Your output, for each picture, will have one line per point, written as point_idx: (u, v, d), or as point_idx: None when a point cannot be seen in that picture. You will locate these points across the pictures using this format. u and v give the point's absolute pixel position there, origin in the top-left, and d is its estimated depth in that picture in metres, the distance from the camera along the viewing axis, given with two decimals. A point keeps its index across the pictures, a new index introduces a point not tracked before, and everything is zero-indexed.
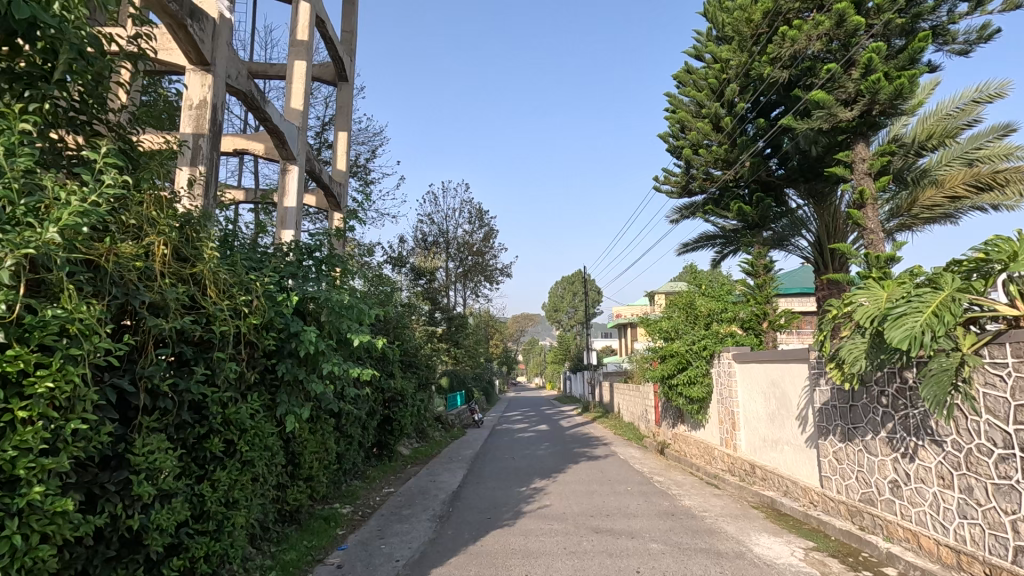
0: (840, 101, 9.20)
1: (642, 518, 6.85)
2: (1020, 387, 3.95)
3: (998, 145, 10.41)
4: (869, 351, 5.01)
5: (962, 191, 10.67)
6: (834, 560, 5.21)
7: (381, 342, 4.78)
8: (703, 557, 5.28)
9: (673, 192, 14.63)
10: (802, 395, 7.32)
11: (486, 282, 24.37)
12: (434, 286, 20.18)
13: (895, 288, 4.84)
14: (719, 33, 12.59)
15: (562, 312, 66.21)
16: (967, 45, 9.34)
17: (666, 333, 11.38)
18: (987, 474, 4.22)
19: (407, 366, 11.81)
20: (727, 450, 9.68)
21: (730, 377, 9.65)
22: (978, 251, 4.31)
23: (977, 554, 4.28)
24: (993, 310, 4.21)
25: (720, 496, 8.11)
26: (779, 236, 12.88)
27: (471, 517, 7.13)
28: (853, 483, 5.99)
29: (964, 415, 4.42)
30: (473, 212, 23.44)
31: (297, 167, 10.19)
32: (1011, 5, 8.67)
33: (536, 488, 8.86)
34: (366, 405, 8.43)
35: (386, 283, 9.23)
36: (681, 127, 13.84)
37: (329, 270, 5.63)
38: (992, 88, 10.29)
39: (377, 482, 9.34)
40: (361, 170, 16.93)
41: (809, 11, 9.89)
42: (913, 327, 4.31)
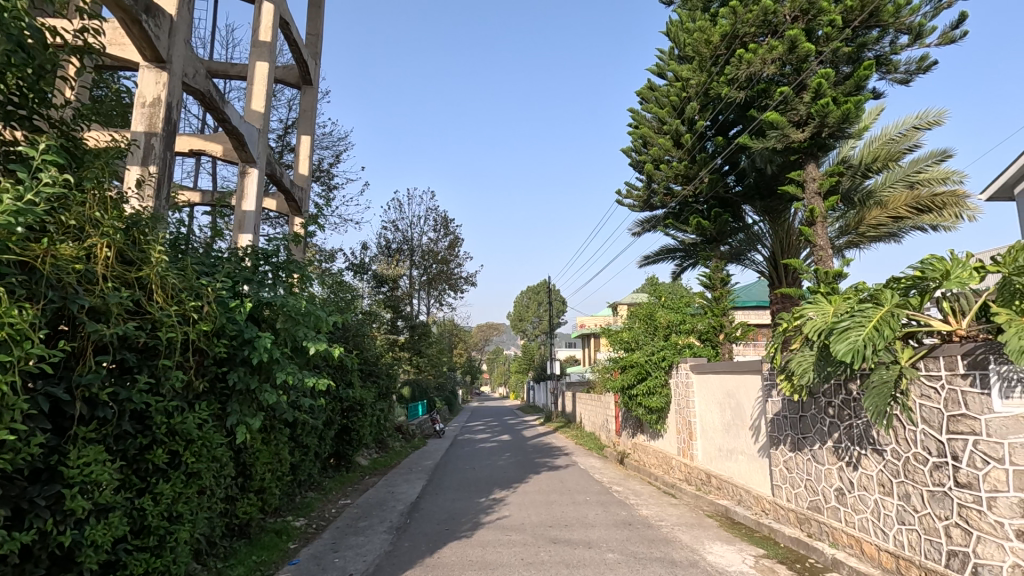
0: (792, 123, 9.59)
1: (600, 528, 6.90)
2: (953, 399, 4.16)
3: (936, 170, 11.24)
4: (816, 363, 5.21)
5: (905, 211, 11.33)
6: (782, 567, 5.36)
7: (338, 351, 4.71)
8: (658, 567, 5.36)
9: (636, 205, 14.94)
10: (755, 406, 7.56)
11: (450, 290, 24.27)
12: (397, 294, 20.02)
13: (841, 303, 5.05)
14: (681, 52, 12.97)
15: (527, 321, 66.58)
16: (908, 75, 9.89)
17: (627, 344, 11.59)
18: (922, 481, 4.42)
19: (368, 374, 11.60)
20: (684, 459, 9.87)
21: (688, 387, 9.86)
22: (915, 269, 4.54)
23: (914, 559, 4.48)
24: (928, 325, 4.48)
25: (676, 506, 8.24)
26: (736, 250, 13.62)
27: (428, 528, 7.04)
28: (802, 491, 6.18)
29: (903, 425, 4.64)
30: (439, 220, 23.41)
31: (257, 169, 9.91)
32: (948, 39, 9.22)
33: (497, 499, 8.83)
34: (323, 414, 8.27)
35: (347, 290, 9.08)
36: (644, 142, 14.19)
37: (287, 276, 5.51)
38: (931, 116, 10.97)
39: (335, 494, 9.13)
40: (325, 175, 16.66)
41: (764, 36, 10.28)
42: (856, 340, 4.50)
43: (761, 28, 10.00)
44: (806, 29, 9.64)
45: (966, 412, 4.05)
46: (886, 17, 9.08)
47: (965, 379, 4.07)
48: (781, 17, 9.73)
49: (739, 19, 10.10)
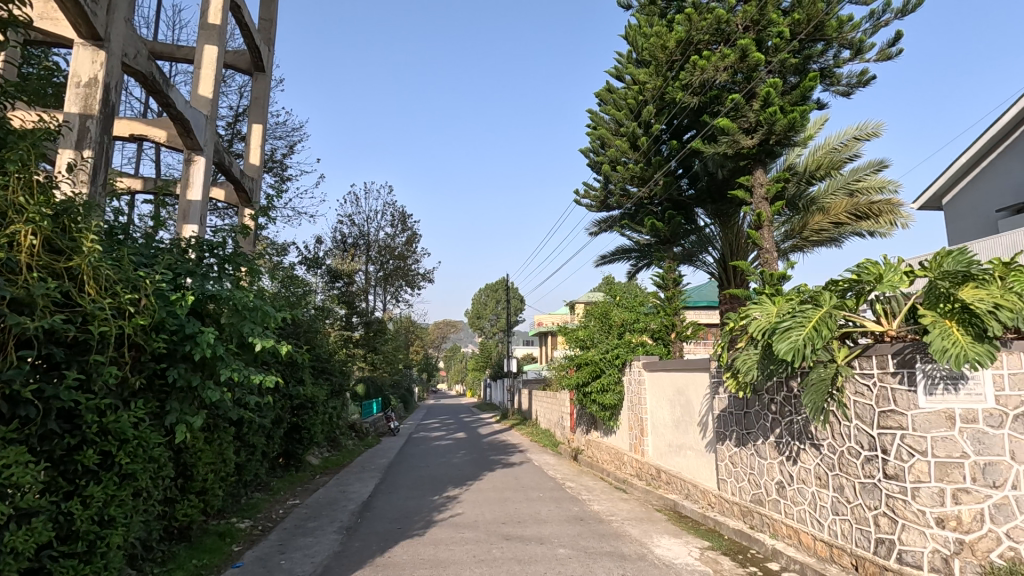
0: (742, 129, 9.93)
1: (552, 523, 6.97)
2: (884, 396, 4.40)
3: (873, 179, 11.97)
4: (760, 361, 5.43)
5: (845, 218, 12.03)
6: (726, 558, 5.56)
7: (286, 347, 4.56)
8: (608, 561, 5.46)
9: (593, 205, 15.14)
10: (703, 403, 7.80)
11: (407, 287, 23.98)
12: (352, 289, 19.63)
13: (783, 303, 5.27)
14: (638, 56, 13.21)
15: (484, 319, 66.46)
16: (849, 87, 10.39)
17: (582, 342, 11.76)
18: (854, 474, 4.67)
19: (320, 371, 11.30)
20: (635, 455, 10.08)
21: (640, 385, 10.07)
22: (852, 272, 4.77)
23: (846, 547, 4.73)
24: (863, 326, 4.73)
25: (627, 501, 8.43)
26: (688, 252, 13.97)
27: (380, 527, 6.93)
28: (745, 485, 6.42)
29: (838, 420, 4.85)
30: (397, 215, 23.10)
31: (204, 157, 9.47)
32: (885, 55, 9.75)
33: (450, 497, 8.79)
34: (271, 412, 8.01)
35: (299, 285, 8.83)
36: (602, 143, 14.47)
37: (234, 269, 5.30)
38: (870, 127, 11.57)
39: (283, 494, 8.87)
40: (277, 166, 16.13)
41: (717, 44, 10.58)
42: (797, 340, 4.70)
43: (714, 36, 10.32)
44: (757, 39, 10.01)
45: (895, 408, 4.31)
46: (829, 31, 9.51)
47: (894, 377, 4.33)
48: (734, 27, 10.06)
49: (694, 26, 10.37)
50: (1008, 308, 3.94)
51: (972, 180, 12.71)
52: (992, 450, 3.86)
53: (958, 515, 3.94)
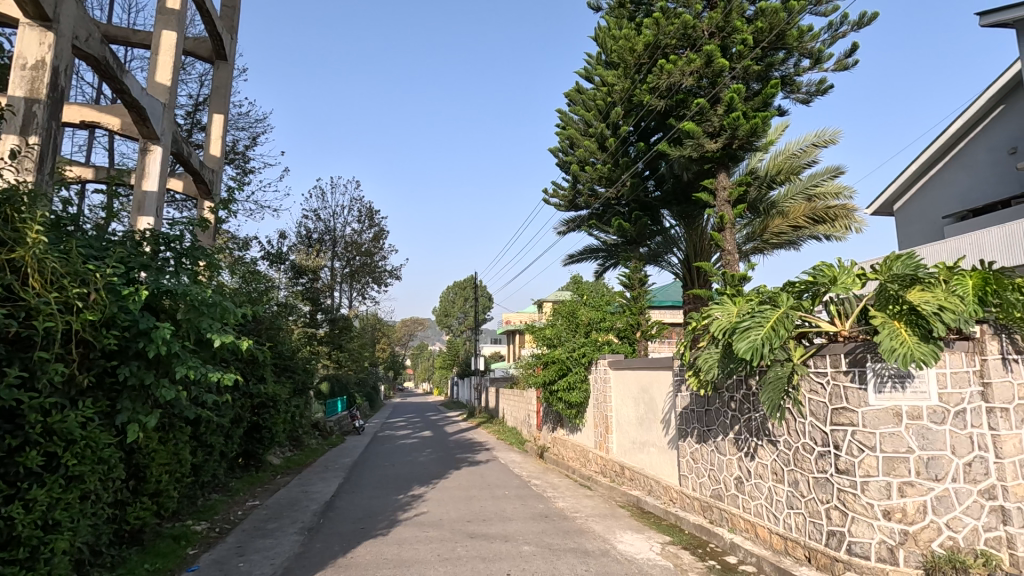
0: (707, 133, 10.16)
1: (517, 521, 7.00)
2: (837, 394, 4.56)
3: (830, 184, 12.42)
4: (721, 360, 5.58)
5: (804, 221, 12.45)
6: (686, 552, 5.69)
7: (247, 344, 4.43)
8: (571, 557, 5.51)
9: (561, 205, 15.24)
10: (666, 400, 7.95)
11: (374, 284, 23.67)
12: (316, 285, 19.25)
13: (744, 303, 5.41)
14: (607, 58, 13.35)
15: (452, 317, 66.13)
16: (808, 95, 10.74)
17: (550, 341, 11.84)
18: (808, 469, 4.82)
19: (282, 369, 11.04)
20: (600, 452, 10.22)
21: (606, 383, 10.20)
22: (808, 275, 4.94)
23: (799, 539, 4.90)
24: (818, 326, 4.90)
25: (591, 497, 8.55)
26: (654, 252, 14.15)
27: (343, 528, 6.83)
28: (705, 480, 6.57)
29: (794, 417, 5.01)
30: (364, 211, 22.77)
31: (161, 146, 9.11)
32: (842, 65, 10.11)
33: (415, 496, 8.72)
34: (230, 411, 7.79)
35: (261, 280, 8.61)
36: (570, 144, 14.65)
37: (192, 264, 5.12)
38: (827, 135, 12.00)
39: (242, 495, 8.63)
40: (239, 158, 15.67)
41: (683, 48, 10.77)
42: (755, 339, 4.84)
43: (681, 41, 10.50)
44: (722, 45, 10.25)
45: (847, 405, 4.47)
46: (790, 40, 9.78)
47: (846, 375, 4.49)
48: (700, 32, 10.28)
49: (662, 30, 10.54)
50: (951, 310, 4.11)
51: (921, 186, 13.32)
52: (934, 445, 4.17)
53: (904, 507, 4.18)
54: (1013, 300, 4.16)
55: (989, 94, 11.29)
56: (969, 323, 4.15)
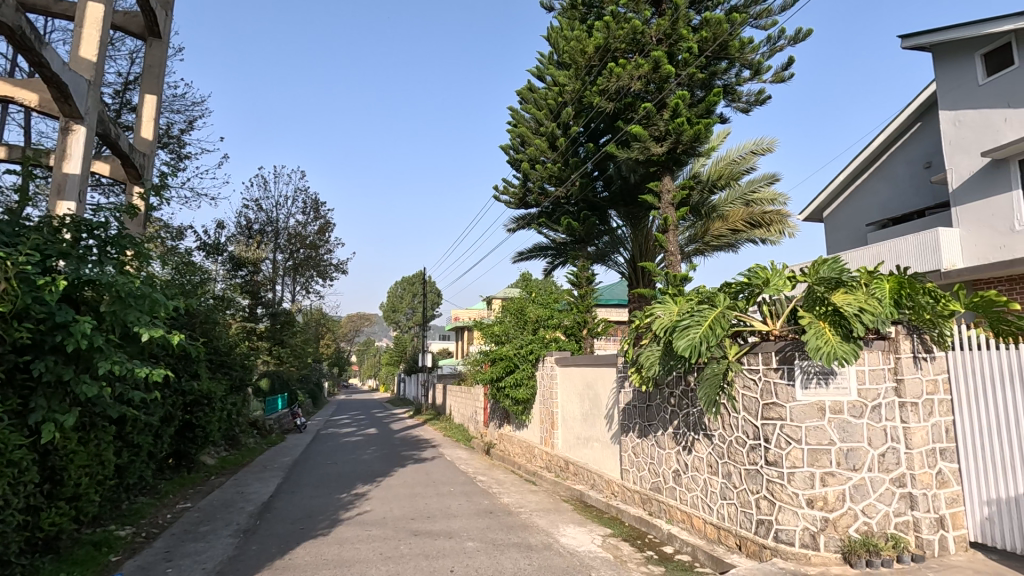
0: (653, 137, 10.46)
1: (461, 518, 6.99)
2: (767, 389, 4.80)
3: (766, 191, 13.05)
4: (662, 357, 5.77)
5: (742, 225, 13.02)
6: (625, 544, 5.85)
7: (178, 337, 4.20)
8: (515, 552, 5.57)
9: (511, 202, 15.27)
10: (610, 396, 8.14)
11: (318, 277, 23.00)
12: (256, 278, 18.50)
13: (684, 303, 5.63)
14: (559, 58, 13.50)
15: (399, 313, 65.11)
16: (748, 105, 11.22)
17: (498, 337, 11.89)
18: (741, 461, 5.06)
19: (218, 365, 10.56)
20: (545, 448, 10.35)
21: (552, 379, 10.33)
22: (743, 276, 5.19)
23: (731, 528, 5.14)
24: (752, 325, 5.15)
25: (535, 493, 8.65)
26: (601, 252, 14.36)
27: (281, 529, 6.61)
28: (645, 474, 6.78)
29: (728, 412, 5.24)
30: (309, 202, 22.06)
31: (85, 126, 8.49)
32: (779, 78, 10.63)
33: (358, 494, 8.56)
34: (160, 409, 7.38)
35: (196, 272, 8.20)
36: (521, 142, 14.73)
37: (118, 253, 4.81)
38: (765, 143, 12.59)
39: (171, 498, 8.19)
40: (174, 142, 14.82)
41: (632, 53, 11.02)
42: (694, 337, 5.03)
43: (630, 46, 10.74)
44: (669, 52, 10.54)
45: (777, 400, 4.72)
46: (733, 51, 10.16)
47: (776, 372, 4.74)
48: (648, 38, 10.53)
49: (612, 34, 10.75)
50: (870, 312, 4.41)
51: (848, 196, 14.21)
52: (853, 437, 4.47)
53: (825, 496, 4.45)
54: (923, 303, 4.55)
55: (908, 111, 12.16)
56: (886, 324, 4.47)
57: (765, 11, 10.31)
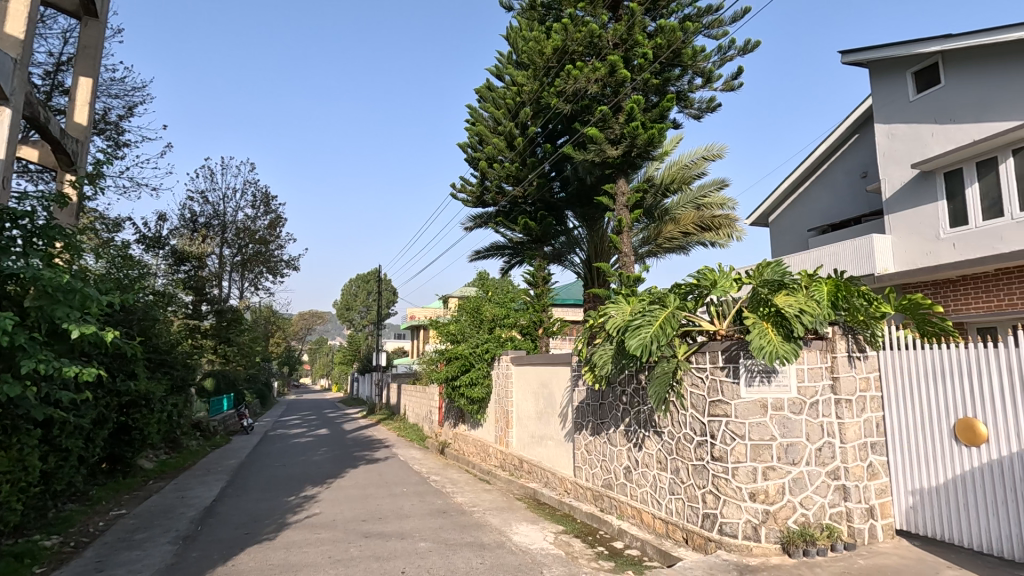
0: (609, 140, 10.63)
1: (414, 518, 6.92)
2: (714, 387, 4.96)
3: (716, 196, 13.49)
4: (615, 356, 5.88)
5: (692, 228, 13.41)
6: (577, 540, 5.93)
7: (112, 334, 3.97)
8: (467, 551, 5.55)
9: (468, 201, 15.20)
10: (564, 395, 8.22)
11: (268, 274, 22.25)
12: (201, 274, 17.72)
13: (636, 303, 5.74)
14: (517, 58, 13.55)
15: (353, 311, 63.78)
16: (699, 111, 11.55)
17: (453, 336, 11.82)
18: (688, 457, 5.21)
19: (157, 365, 10.04)
20: (500, 446, 10.38)
21: (507, 378, 10.35)
22: (693, 278, 5.33)
23: (678, 522, 5.29)
24: (700, 325, 5.32)
25: (489, 491, 8.66)
26: (557, 252, 14.56)
27: (224, 534, 6.36)
28: (597, 471, 6.89)
29: (677, 410, 5.38)
30: (258, 196, 21.31)
31: (11, 108, 7.91)
32: (729, 87, 10.99)
33: (307, 497, 8.33)
34: (92, 410, 6.97)
35: (133, 266, 7.78)
36: (479, 140, 14.69)
37: (46, 245, 4.50)
38: (715, 149, 13.01)
39: (104, 504, 7.75)
40: (111, 128, 14.01)
41: (589, 56, 11.17)
42: (645, 337, 5.15)
43: (588, 49, 10.88)
44: (625, 56, 10.72)
45: (722, 398, 4.88)
46: (686, 59, 10.42)
47: (722, 370, 4.90)
48: (605, 42, 10.69)
49: (570, 36, 10.88)
50: (810, 313, 4.62)
51: (791, 202, 14.86)
52: (793, 433, 4.68)
53: (766, 489, 4.65)
54: (858, 305, 4.81)
55: (847, 124, 12.83)
56: (824, 324, 4.70)
57: (716, 22, 10.65)
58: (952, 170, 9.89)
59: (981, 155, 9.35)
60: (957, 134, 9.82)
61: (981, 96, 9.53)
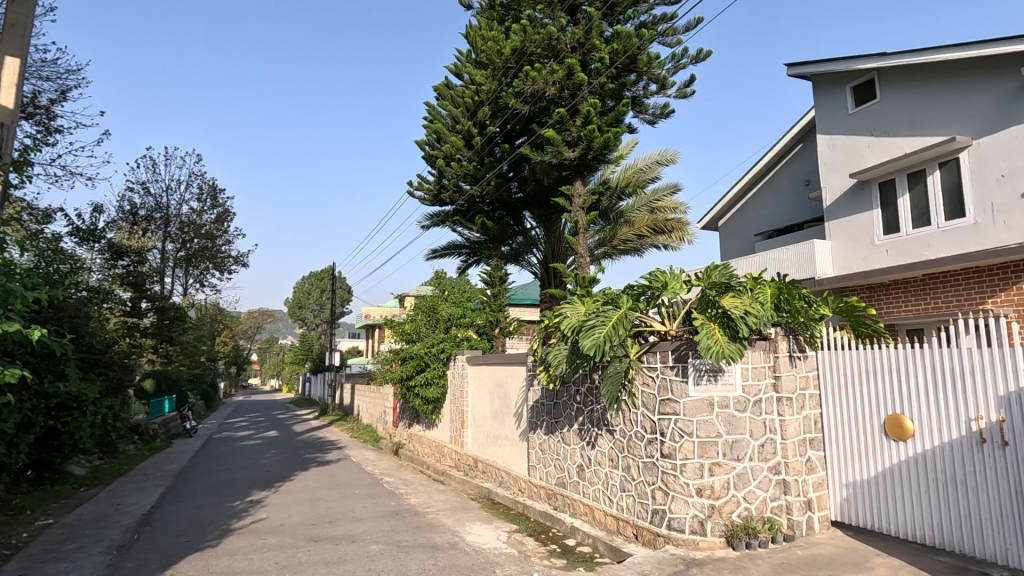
0: (566, 142, 10.75)
1: (366, 520, 6.81)
2: (664, 386, 5.08)
3: (669, 200, 13.83)
4: (569, 356, 5.95)
5: (646, 231, 13.70)
6: (529, 539, 5.98)
7: (38, 332, 3.71)
8: (420, 553, 5.49)
9: (425, 199, 15.03)
10: (519, 394, 8.26)
11: (214, 270, 21.38)
12: (141, 269, 16.84)
13: (591, 303, 5.83)
14: (477, 57, 13.54)
15: (307, 309, 62.10)
16: (653, 117, 11.83)
17: (408, 335, 11.70)
18: (639, 454, 5.32)
19: (91, 365, 9.48)
20: (455, 446, 10.34)
21: (463, 378, 10.30)
22: (645, 280, 5.46)
23: (629, 519, 5.40)
24: (652, 326, 5.46)
25: (443, 492, 8.62)
26: (515, 252, 14.61)
27: (162, 542, 6.07)
28: (551, 470, 6.95)
29: (628, 408, 5.49)
30: (205, 188, 20.44)
31: None
32: (682, 94, 11.30)
33: (254, 501, 8.06)
34: (15, 413, 6.50)
35: (64, 259, 7.30)
36: (437, 138, 14.56)
37: None
38: (668, 154, 13.34)
39: (29, 514, 7.26)
40: (41, 113, 13.14)
41: (547, 58, 11.27)
42: (599, 337, 5.23)
43: (546, 50, 10.98)
44: (582, 60, 10.84)
45: (672, 397, 5.00)
46: (641, 65, 10.64)
47: (672, 369, 5.04)
48: (563, 45, 10.78)
49: (529, 38, 10.94)
50: (754, 314, 4.81)
51: (740, 208, 15.41)
52: (737, 430, 4.86)
53: (712, 484, 4.80)
54: (798, 307, 5.04)
55: (792, 134, 13.41)
56: (767, 325, 4.90)
57: (670, 30, 10.93)
58: (886, 181, 10.48)
59: (911, 168, 9.98)
60: (890, 147, 10.40)
61: (911, 112, 10.14)
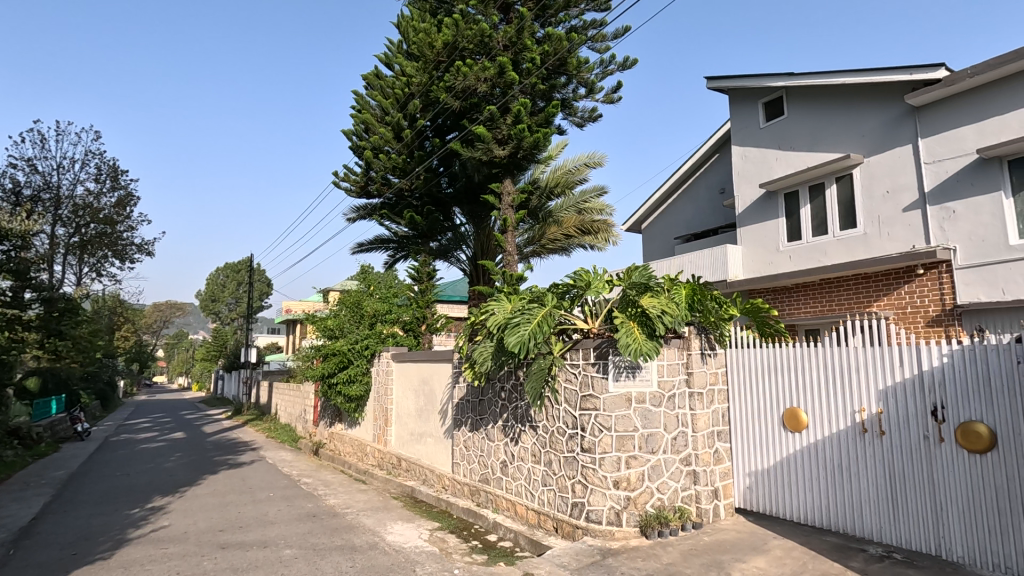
0: (496, 140, 10.82)
1: (280, 524, 6.52)
2: (585, 382, 5.21)
3: (596, 201, 14.21)
4: (494, 353, 5.98)
5: (573, 231, 14.02)
6: (452, 536, 5.95)
7: None
8: (336, 555, 5.32)
9: (351, 190, 14.54)
10: (444, 392, 8.20)
11: (113, 258, 19.62)
12: (24, 256, 15.15)
13: (517, 301, 5.88)
14: (408, 48, 13.28)
15: (221, 303, 58.44)
16: (582, 120, 12.11)
17: (331, 332, 11.31)
18: (560, 449, 5.44)
19: None
20: (377, 445, 10.11)
21: (387, 376, 10.08)
22: (570, 279, 5.58)
23: (550, 512, 5.51)
24: (575, 323, 5.61)
25: (364, 492, 8.41)
26: (443, 248, 14.49)
27: (43, 557, 5.50)
28: (475, 466, 6.96)
29: (551, 404, 5.59)
30: (104, 169, 18.72)
31: None
32: (609, 99, 11.65)
33: (154, 508, 7.49)
34: None
35: None
36: (365, 128, 14.12)
37: None
38: (595, 157, 13.71)
39: None
40: None
41: (479, 55, 11.27)
42: (523, 335, 5.30)
43: (477, 47, 10.98)
44: (514, 59, 10.92)
45: (593, 393, 5.13)
46: (571, 68, 10.88)
47: (593, 366, 5.16)
48: (495, 43, 10.82)
49: (460, 32, 10.90)
50: (669, 314, 5.04)
51: (662, 212, 16.12)
52: (652, 424, 5.09)
53: (628, 476, 4.99)
54: (710, 308, 5.34)
55: (710, 144, 14.17)
56: (681, 325, 5.15)
57: (600, 36, 11.23)
58: (790, 192, 11.34)
59: (812, 181, 10.85)
60: (795, 161, 11.24)
61: (813, 129, 11.00)
